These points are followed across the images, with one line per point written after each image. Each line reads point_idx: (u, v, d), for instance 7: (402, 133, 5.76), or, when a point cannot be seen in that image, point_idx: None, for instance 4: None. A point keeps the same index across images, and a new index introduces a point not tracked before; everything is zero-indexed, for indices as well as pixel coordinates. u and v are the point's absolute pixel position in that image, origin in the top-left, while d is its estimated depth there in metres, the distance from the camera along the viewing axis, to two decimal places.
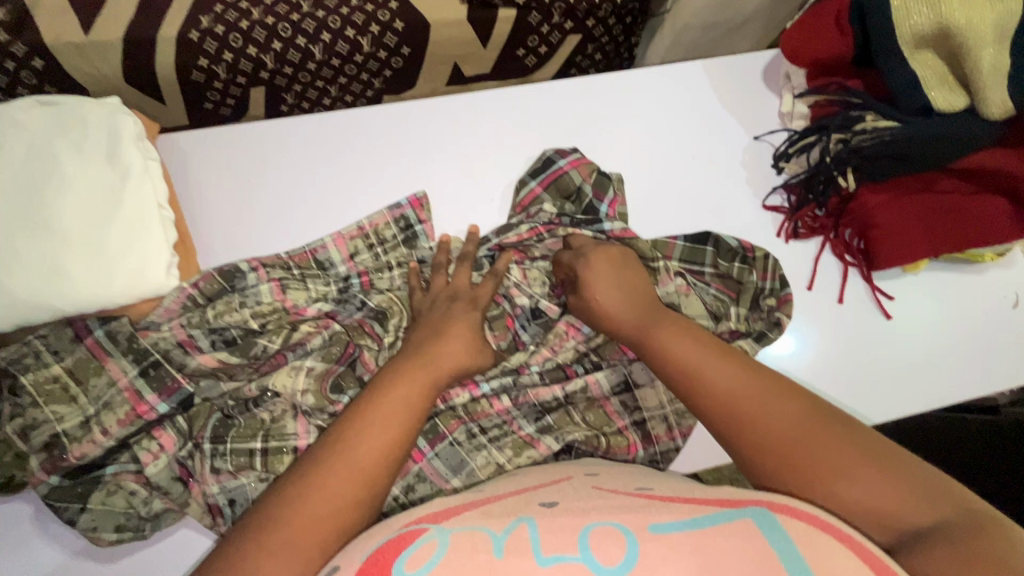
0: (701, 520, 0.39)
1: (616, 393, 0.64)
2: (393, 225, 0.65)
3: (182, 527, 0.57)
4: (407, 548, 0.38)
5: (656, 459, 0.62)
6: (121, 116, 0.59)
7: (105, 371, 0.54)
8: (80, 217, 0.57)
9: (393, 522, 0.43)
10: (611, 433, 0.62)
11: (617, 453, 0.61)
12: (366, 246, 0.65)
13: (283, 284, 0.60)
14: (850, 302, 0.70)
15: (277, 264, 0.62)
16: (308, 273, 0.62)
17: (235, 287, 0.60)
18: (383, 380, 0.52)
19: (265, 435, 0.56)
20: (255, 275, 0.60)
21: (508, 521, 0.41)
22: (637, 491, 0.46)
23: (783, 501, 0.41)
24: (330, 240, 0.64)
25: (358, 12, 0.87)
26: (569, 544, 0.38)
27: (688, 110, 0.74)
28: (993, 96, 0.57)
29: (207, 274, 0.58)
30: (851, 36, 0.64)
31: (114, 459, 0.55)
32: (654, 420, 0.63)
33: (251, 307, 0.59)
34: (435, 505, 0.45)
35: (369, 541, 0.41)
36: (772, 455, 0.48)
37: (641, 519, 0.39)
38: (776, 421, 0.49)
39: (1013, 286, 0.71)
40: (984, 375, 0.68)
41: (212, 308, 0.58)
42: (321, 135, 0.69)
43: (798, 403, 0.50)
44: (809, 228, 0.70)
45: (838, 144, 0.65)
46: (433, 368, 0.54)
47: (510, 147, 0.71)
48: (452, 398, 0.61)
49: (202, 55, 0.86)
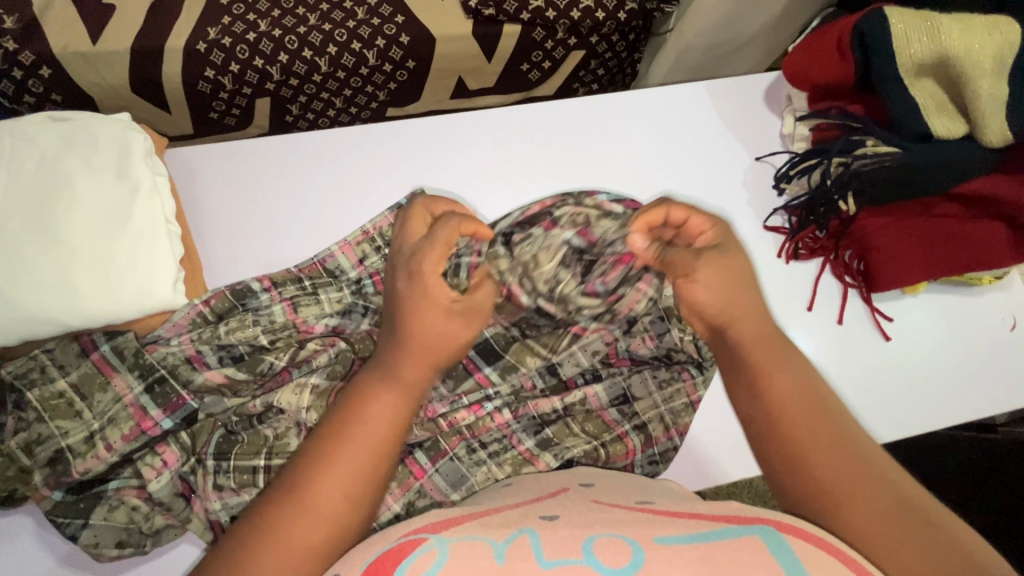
0: (705, 534, 0.39)
1: (614, 404, 0.64)
2: (396, 226, 0.64)
3: (182, 542, 0.57)
4: (407, 557, 0.38)
5: (656, 459, 0.62)
6: (131, 131, 0.60)
7: (110, 386, 0.54)
8: (86, 229, 0.57)
9: (393, 531, 0.42)
10: (610, 441, 0.62)
11: (615, 461, 0.61)
12: (373, 250, 0.64)
13: (294, 302, 0.61)
14: (849, 322, 0.70)
15: (288, 281, 0.62)
16: (319, 283, 0.62)
17: (246, 306, 0.60)
18: (370, 390, 0.50)
19: (269, 452, 0.56)
20: (267, 296, 0.61)
21: (508, 531, 0.41)
22: (638, 505, 0.46)
23: (786, 520, 0.41)
24: (336, 248, 0.63)
25: (364, 25, 0.88)
26: (572, 548, 0.37)
27: (691, 130, 0.75)
28: (991, 123, 0.58)
29: (219, 292, 0.59)
30: (853, 62, 0.64)
31: (117, 474, 0.55)
32: (653, 422, 0.63)
33: (263, 324, 0.59)
34: (435, 515, 0.44)
35: (370, 549, 0.41)
36: (796, 475, 0.47)
37: (645, 532, 0.39)
38: (820, 436, 0.47)
39: (1012, 307, 0.71)
40: (983, 397, 0.69)
41: (223, 324, 0.58)
42: (325, 149, 0.69)
43: (831, 429, 0.48)
44: (809, 250, 0.71)
45: (838, 167, 0.66)
46: (412, 376, 0.50)
47: (514, 163, 0.72)
48: (459, 423, 0.62)
49: (208, 67, 0.87)
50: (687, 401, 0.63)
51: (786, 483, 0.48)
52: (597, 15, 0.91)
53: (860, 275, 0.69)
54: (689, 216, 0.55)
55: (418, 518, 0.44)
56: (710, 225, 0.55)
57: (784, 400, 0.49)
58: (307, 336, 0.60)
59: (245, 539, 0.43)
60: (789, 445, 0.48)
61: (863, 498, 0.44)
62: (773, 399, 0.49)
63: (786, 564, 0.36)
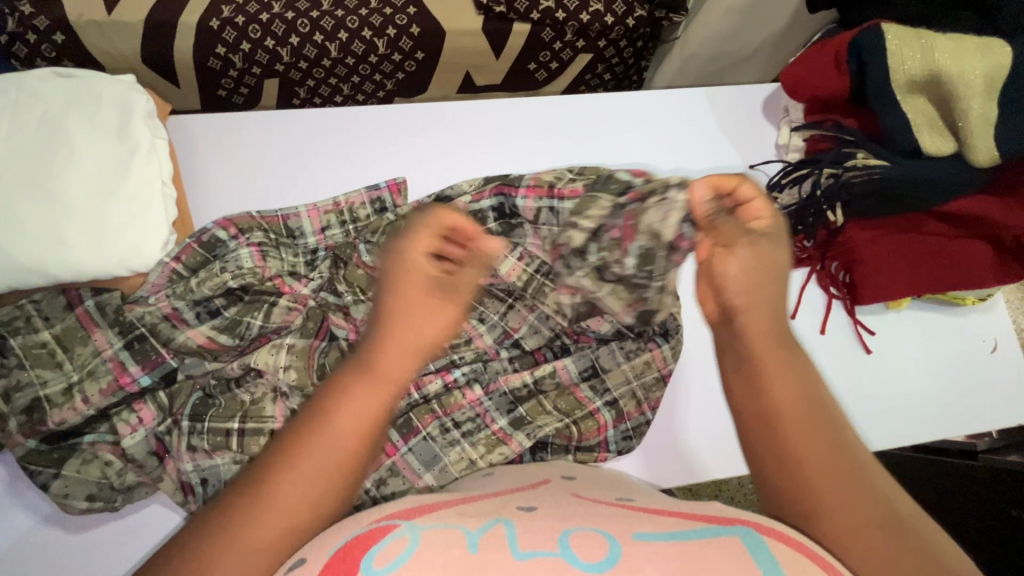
0: (685, 533, 0.39)
1: (584, 379, 0.64)
2: (368, 206, 0.65)
3: (152, 502, 0.58)
4: (375, 545, 0.38)
5: (629, 434, 0.64)
6: (134, 94, 0.61)
7: (91, 341, 0.55)
8: (83, 190, 0.58)
9: (363, 518, 0.43)
10: (581, 419, 0.63)
11: (587, 438, 0.63)
12: (338, 222, 0.64)
13: (262, 249, 0.60)
14: (832, 333, 0.71)
15: (254, 228, 0.61)
16: (281, 241, 0.63)
17: (217, 256, 0.59)
18: (347, 388, 0.46)
19: (243, 416, 0.56)
20: (235, 243, 0.59)
21: (484, 521, 0.41)
22: (617, 501, 0.47)
23: (771, 526, 0.41)
24: (304, 210, 0.64)
25: (376, 14, 0.90)
26: (548, 541, 0.37)
27: (688, 140, 0.76)
28: (978, 145, 0.58)
29: (188, 247, 0.58)
30: (849, 77, 0.65)
31: (93, 428, 0.56)
32: (624, 398, 0.64)
33: (231, 271, 0.57)
34: (410, 502, 0.45)
35: (337, 536, 0.41)
36: (772, 457, 0.47)
37: (624, 527, 0.40)
38: (808, 435, 0.46)
39: (994, 330, 0.72)
40: (961, 419, 0.70)
41: (195, 277, 0.57)
42: (328, 128, 0.70)
43: (826, 427, 0.46)
44: (797, 259, 0.70)
45: (829, 177, 0.66)
46: (393, 362, 0.47)
47: (506, 154, 0.73)
48: (426, 387, 0.62)
49: (220, 44, 0.88)
50: (658, 375, 0.64)
51: (763, 469, 0.47)
52: (606, 19, 0.93)
53: (844, 287, 0.70)
54: (756, 197, 0.51)
55: (391, 504, 0.45)
56: (769, 210, 0.51)
57: (760, 412, 0.48)
58: (283, 293, 0.60)
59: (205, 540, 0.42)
60: (783, 441, 0.46)
61: (855, 519, 0.42)
62: (744, 420, 0.49)
63: (767, 568, 0.36)
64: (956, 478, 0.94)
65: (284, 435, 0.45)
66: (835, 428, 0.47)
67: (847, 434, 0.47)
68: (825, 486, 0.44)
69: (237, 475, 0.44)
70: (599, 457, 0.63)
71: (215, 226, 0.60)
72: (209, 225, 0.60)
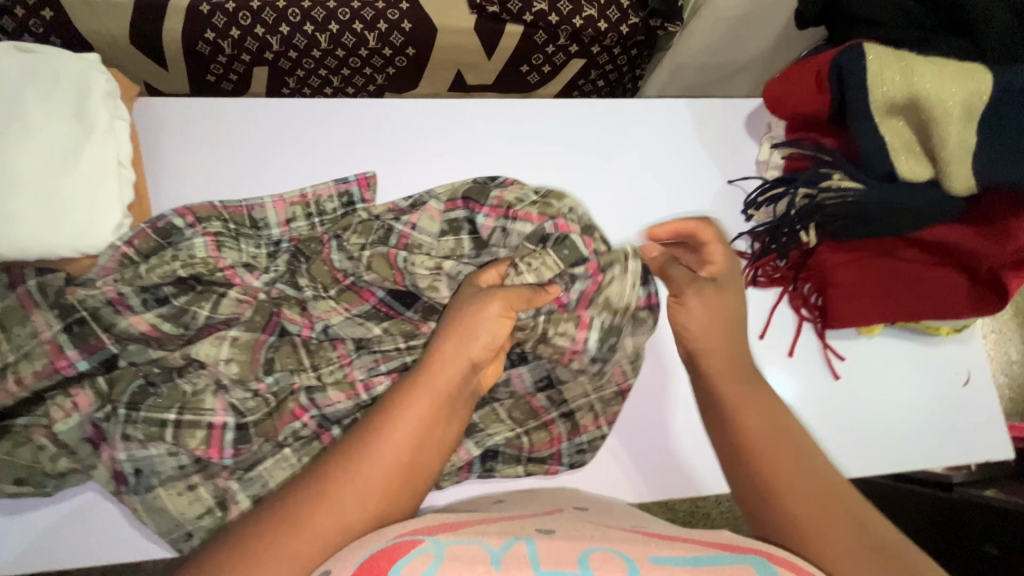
0: (699, 559, 0.38)
1: (539, 389, 0.63)
2: (335, 199, 0.64)
3: (88, 490, 0.57)
4: (403, 557, 0.36)
5: (583, 449, 0.62)
6: (94, 72, 0.60)
7: (30, 321, 0.54)
8: (36, 167, 0.57)
9: (389, 530, 0.41)
10: (534, 429, 0.62)
11: (538, 450, 0.62)
12: (304, 214, 0.63)
13: (218, 240, 0.58)
14: (800, 354, 0.69)
15: (213, 217, 0.60)
16: (242, 231, 0.61)
17: (170, 244, 0.58)
18: (403, 402, 0.49)
19: (181, 407, 0.55)
20: (191, 231, 0.58)
21: (505, 538, 0.39)
22: (634, 529, 0.46)
23: (784, 556, 0.40)
24: (270, 201, 0.63)
25: (368, 8, 0.88)
26: (569, 561, 0.36)
27: (671, 151, 0.75)
28: (955, 169, 0.57)
29: (141, 231, 0.57)
30: (828, 96, 0.63)
31: (28, 411, 0.55)
32: (581, 411, 0.63)
33: (183, 259, 0.56)
34: (430, 518, 0.43)
35: (366, 546, 0.40)
36: (749, 482, 0.52)
37: (642, 551, 0.38)
38: (778, 462, 0.52)
39: (968, 361, 0.71)
40: (928, 451, 0.68)
41: (144, 264, 0.56)
42: (303, 120, 0.69)
43: (799, 457, 0.52)
44: (769, 278, 0.69)
45: (804, 198, 0.65)
46: (445, 382, 0.51)
47: (483, 156, 0.72)
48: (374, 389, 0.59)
49: (209, 29, 0.87)
50: (617, 389, 0.62)
51: (744, 492, 0.52)
52: (599, 25, 0.91)
53: (816, 309, 0.68)
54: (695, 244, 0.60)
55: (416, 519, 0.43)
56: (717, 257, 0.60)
57: (736, 441, 0.54)
58: (234, 284, 0.58)
59: (238, 534, 0.45)
60: (759, 464, 0.52)
61: (833, 538, 0.47)
62: (720, 447, 0.56)
63: None
64: (926, 509, 0.93)
65: (344, 445, 0.49)
66: (808, 458, 0.52)
67: (821, 464, 0.52)
68: (800, 508, 0.49)
69: (293, 485, 0.48)
70: (550, 470, 0.62)
71: (173, 212, 0.58)
72: (166, 211, 0.59)
